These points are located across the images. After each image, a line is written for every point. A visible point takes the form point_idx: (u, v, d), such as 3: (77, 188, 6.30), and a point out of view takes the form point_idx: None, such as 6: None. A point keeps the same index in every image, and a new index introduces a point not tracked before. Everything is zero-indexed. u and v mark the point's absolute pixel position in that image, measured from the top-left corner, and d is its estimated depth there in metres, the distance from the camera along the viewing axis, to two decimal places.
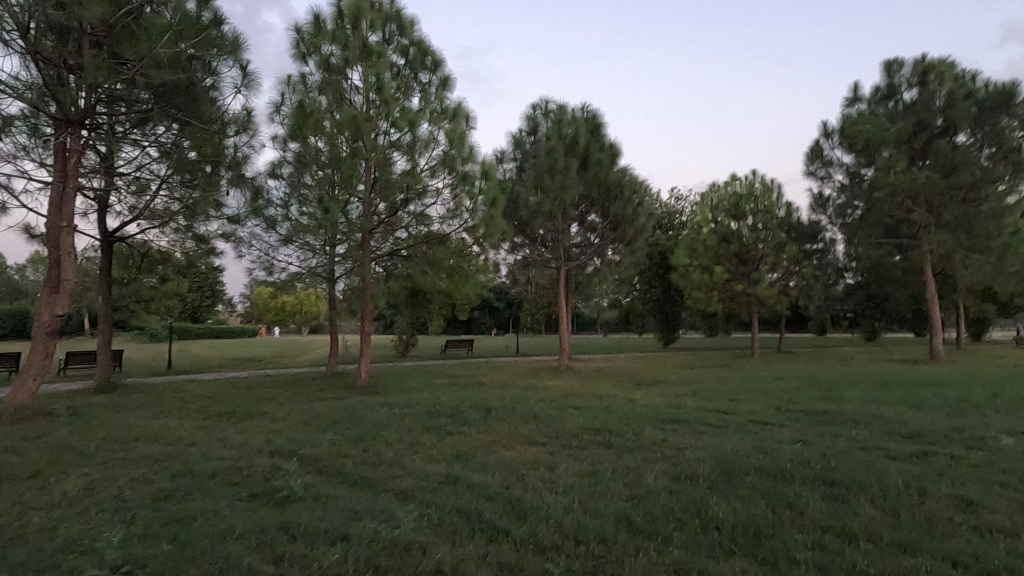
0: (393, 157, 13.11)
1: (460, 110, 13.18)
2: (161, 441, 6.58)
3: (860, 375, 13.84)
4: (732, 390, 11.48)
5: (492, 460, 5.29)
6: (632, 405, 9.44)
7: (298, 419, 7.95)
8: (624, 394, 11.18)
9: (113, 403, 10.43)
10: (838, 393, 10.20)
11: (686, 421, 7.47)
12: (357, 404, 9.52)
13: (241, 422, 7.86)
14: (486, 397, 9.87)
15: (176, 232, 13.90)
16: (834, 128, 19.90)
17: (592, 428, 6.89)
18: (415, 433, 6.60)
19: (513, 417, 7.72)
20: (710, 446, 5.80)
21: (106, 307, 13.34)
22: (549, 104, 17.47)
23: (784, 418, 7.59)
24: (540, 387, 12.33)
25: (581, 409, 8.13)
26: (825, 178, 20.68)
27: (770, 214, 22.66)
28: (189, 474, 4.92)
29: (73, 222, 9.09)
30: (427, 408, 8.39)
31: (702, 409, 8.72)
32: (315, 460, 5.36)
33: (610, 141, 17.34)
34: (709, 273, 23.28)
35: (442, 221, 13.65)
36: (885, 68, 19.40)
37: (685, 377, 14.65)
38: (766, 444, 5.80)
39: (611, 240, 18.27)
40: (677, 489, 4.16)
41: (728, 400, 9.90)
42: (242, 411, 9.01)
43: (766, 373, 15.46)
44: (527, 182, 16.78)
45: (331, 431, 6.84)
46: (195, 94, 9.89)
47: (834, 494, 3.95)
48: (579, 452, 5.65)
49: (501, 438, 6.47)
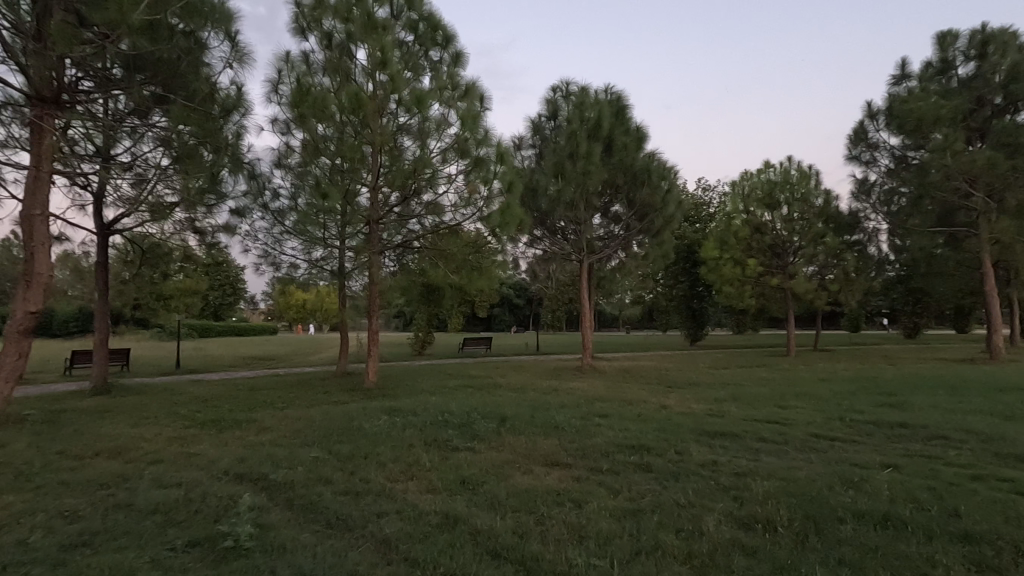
0: (402, 142, 12.16)
1: (475, 89, 12.12)
2: (123, 457, 5.69)
3: (918, 378, 12.41)
4: (777, 395, 10.24)
5: (505, 492, 4.25)
6: (666, 413, 8.34)
7: (288, 429, 7.04)
8: (655, 398, 10.11)
9: (100, 408, 9.64)
10: (903, 399, 8.95)
11: (735, 436, 6.34)
12: (358, 410, 8.61)
13: (223, 433, 6.96)
14: (503, 403, 8.88)
15: (175, 225, 13.16)
16: (881, 108, 18.52)
17: (625, 445, 5.81)
18: (415, 451, 5.60)
19: (531, 429, 6.67)
20: (776, 472, 4.66)
21: (103, 305, 12.66)
22: (570, 86, 16.36)
23: (853, 433, 6.40)
24: (563, 389, 11.32)
25: (610, 421, 7.06)
26: (870, 163, 19.18)
27: (808, 203, 21.14)
28: (128, 507, 3.97)
29: (49, 211, 8.25)
30: (433, 417, 7.40)
31: (748, 419, 7.60)
32: (286, 489, 4.36)
33: (636, 125, 16.15)
34: (741, 267, 21.96)
35: (454, 211, 12.60)
36: (937, 41, 17.78)
37: (720, 379, 13.50)
38: (848, 470, 4.64)
39: (637, 231, 17.08)
40: (754, 547, 3.06)
41: (776, 408, 8.70)
42: (231, 418, 8.14)
43: (808, 375, 14.21)
44: (546, 168, 15.62)
45: (318, 447, 5.90)
46: (181, 67, 9.03)
47: (982, 562, 2.81)
48: (613, 480, 4.57)
49: (517, 457, 5.44)
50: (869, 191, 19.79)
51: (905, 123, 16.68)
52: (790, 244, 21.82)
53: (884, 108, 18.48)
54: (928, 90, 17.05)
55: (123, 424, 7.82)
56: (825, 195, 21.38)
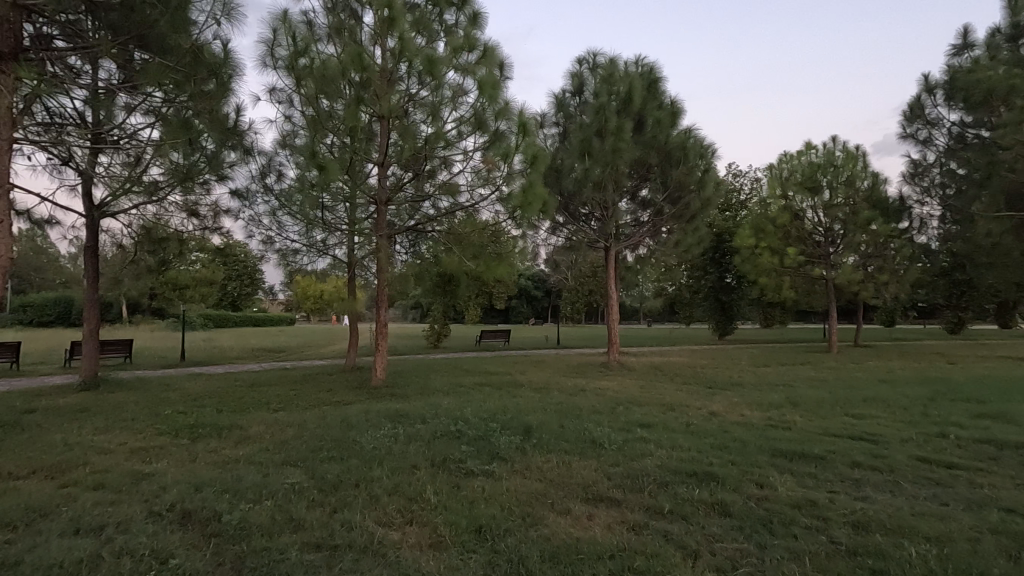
0: (412, 114, 10.92)
1: (494, 54, 10.81)
2: (58, 480, 4.60)
3: (997, 381, 10.91)
4: (839, 400, 8.92)
5: (538, 554, 3.05)
6: (718, 422, 7.08)
7: (271, 442, 5.91)
8: (697, 401, 8.87)
9: (74, 407, 8.59)
10: (1000, 408, 7.56)
11: (818, 457, 5.09)
12: (359, 414, 7.52)
13: (196, 445, 5.88)
14: (525, 408, 7.70)
15: (170, 208, 12.17)
16: (940, 81, 16.86)
17: (684, 472, 4.58)
18: (419, 477, 4.44)
19: (562, 445, 5.50)
20: (907, 523, 3.42)
21: (93, 293, 11.66)
22: (598, 57, 15.02)
23: (973, 457, 5.08)
24: (591, 389, 10.16)
25: (657, 436, 5.85)
26: (926, 142, 17.55)
27: (853, 186, 19.34)
28: (11, 570, 2.83)
29: (11, 184, 6.68)
30: (444, 426, 6.24)
31: (823, 432, 6.32)
32: (242, 539, 3.23)
33: (671, 98, 14.74)
34: (778, 257, 20.43)
35: (471, 190, 11.32)
36: (1007, 6, 16.01)
37: (764, 377, 12.18)
38: (1012, 523, 3.38)
39: (669, 215, 15.70)
40: None
41: (847, 416, 7.41)
42: (211, 423, 7.07)
43: (862, 374, 12.87)
44: (572, 148, 14.25)
45: (302, 469, 4.79)
46: (155, 19, 7.84)
47: None
48: (686, 534, 3.34)
49: (551, 489, 4.24)
50: (922, 174, 18.39)
51: (972, 95, 14.87)
52: (833, 232, 20.21)
53: (943, 82, 16.81)
54: (996, 59, 15.26)
55: (87, 430, 6.77)
56: (873, 177, 19.56)
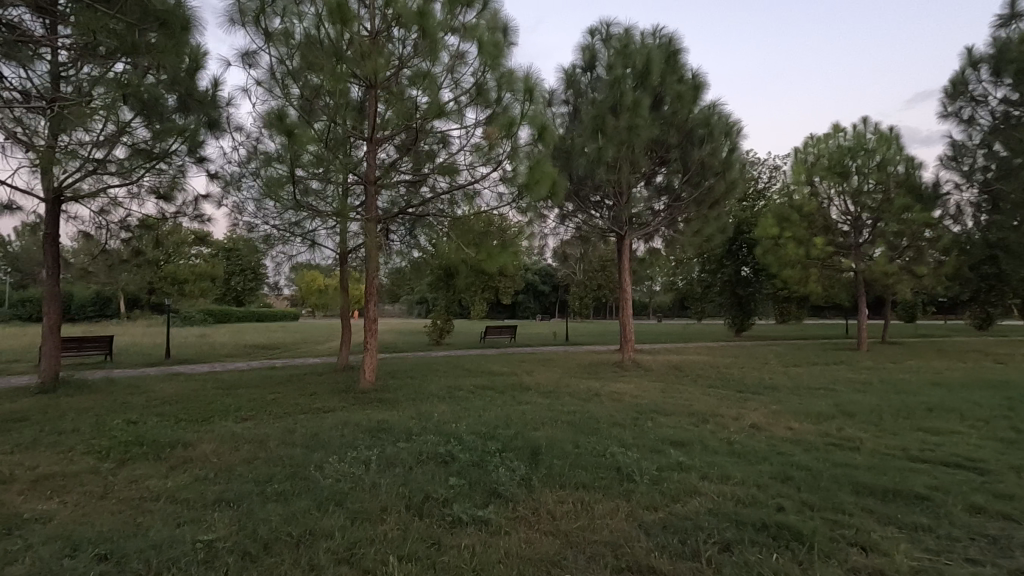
0: (405, 84, 9.58)
1: (497, 14, 9.55)
2: None
3: None
4: (897, 409, 7.61)
5: None
6: (765, 440, 5.82)
7: (213, 468, 4.72)
8: (732, 410, 7.62)
9: (10, 414, 7.44)
10: None
11: (920, 499, 3.83)
12: (334, 427, 6.31)
13: (118, 473, 4.67)
14: (531, 420, 6.46)
15: (140, 190, 10.90)
16: (985, 55, 15.38)
17: (750, 523, 3.34)
18: (384, 532, 3.23)
19: (579, 476, 4.27)
20: None
21: (52, 285, 10.43)
22: (611, 28, 13.69)
23: None
24: (606, 394, 8.95)
25: (698, 465, 4.62)
26: (969, 122, 16.07)
27: (886, 171, 17.87)
28: None
29: None
30: (432, 447, 5.02)
31: (902, 455, 5.09)
32: None
33: (692, 72, 13.42)
34: (804, 247, 18.99)
35: (471, 170, 10.04)
36: None
37: (800, 380, 10.89)
38: None
39: (690, 201, 14.34)
40: None
41: (920, 432, 6.11)
42: (156, 438, 5.90)
43: (907, 376, 11.54)
44: (584, 126, 12.93)
45: (234, 514, 3.58)
46: None
47: None
48: None
49: (567, 552, 3.01)
50: (963, 157, 16.29)
51: None
52: (861, 220, 19.01)
53: (989, 56, 15.30)
54: None
55: (3, 447, 5.62)
56: (907, 162, 17.99)
